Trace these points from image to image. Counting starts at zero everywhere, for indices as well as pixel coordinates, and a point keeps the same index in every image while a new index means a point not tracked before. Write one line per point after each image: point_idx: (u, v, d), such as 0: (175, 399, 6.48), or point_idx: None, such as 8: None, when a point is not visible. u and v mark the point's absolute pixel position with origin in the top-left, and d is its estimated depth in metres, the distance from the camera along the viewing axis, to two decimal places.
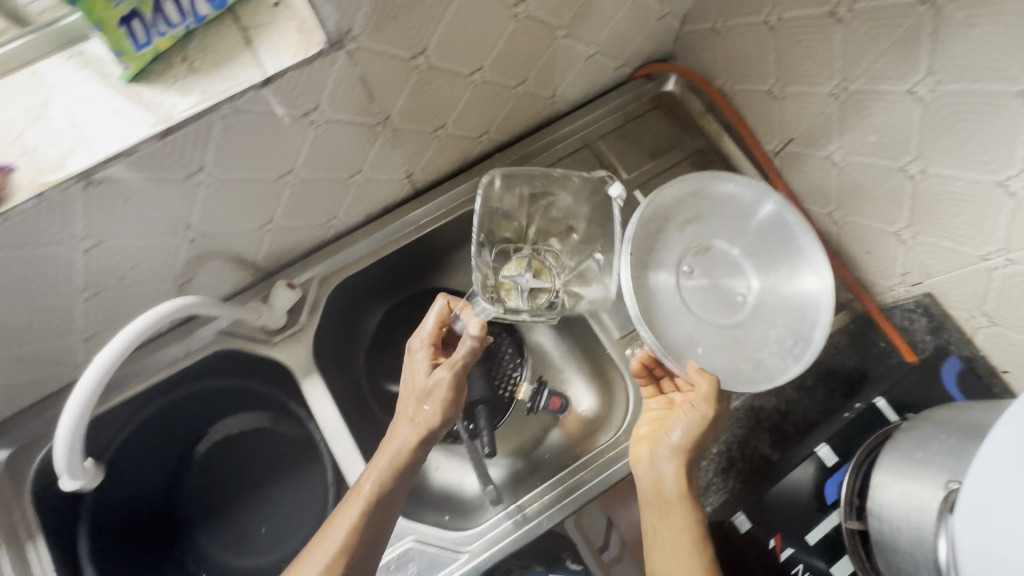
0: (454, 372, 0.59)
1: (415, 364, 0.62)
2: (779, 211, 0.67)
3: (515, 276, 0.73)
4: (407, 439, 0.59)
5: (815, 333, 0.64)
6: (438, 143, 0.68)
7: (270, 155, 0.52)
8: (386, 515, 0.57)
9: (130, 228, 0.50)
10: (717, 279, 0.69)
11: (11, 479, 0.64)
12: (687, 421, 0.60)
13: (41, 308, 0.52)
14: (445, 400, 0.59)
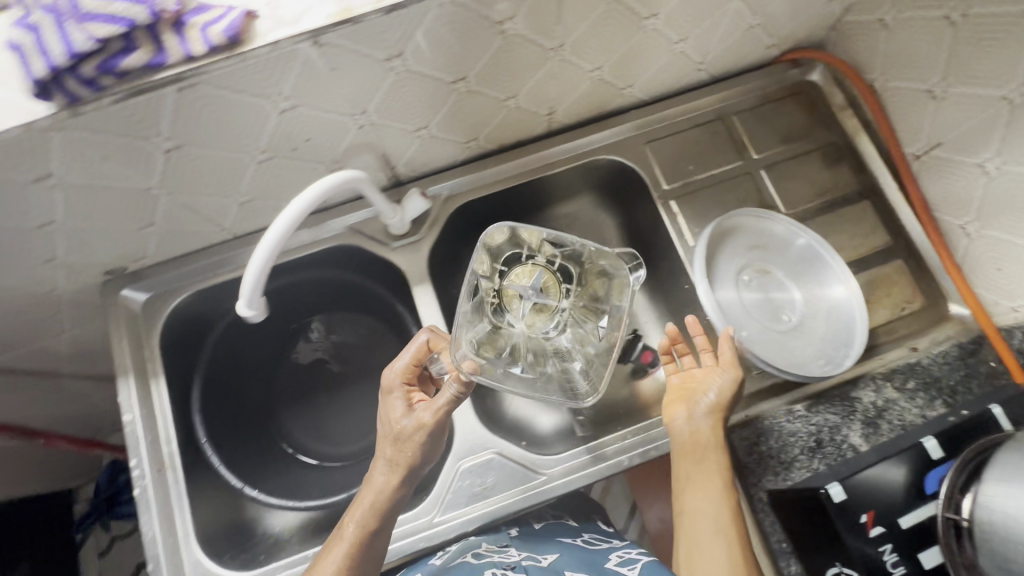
0: (435, 418, 0.59)
1: (394, 405, 0.62)
2: (812, 245, 0.72)
3: (523, 286, 0.66)
4: (388, 480, 0.59)
5: (846, 361, 0.67)
6: (587, 85, 0.70)
7: (456, 57, 0.55)
8: (370, 553, 0.58)
9: (322, 99, 0.54)
10: (768, 293, 0.72)
11: (147, 318, 0.71)
12: (723, 382, 0.63)
13: (223, 162, 0.57)
14: (424, 447, 0.59)
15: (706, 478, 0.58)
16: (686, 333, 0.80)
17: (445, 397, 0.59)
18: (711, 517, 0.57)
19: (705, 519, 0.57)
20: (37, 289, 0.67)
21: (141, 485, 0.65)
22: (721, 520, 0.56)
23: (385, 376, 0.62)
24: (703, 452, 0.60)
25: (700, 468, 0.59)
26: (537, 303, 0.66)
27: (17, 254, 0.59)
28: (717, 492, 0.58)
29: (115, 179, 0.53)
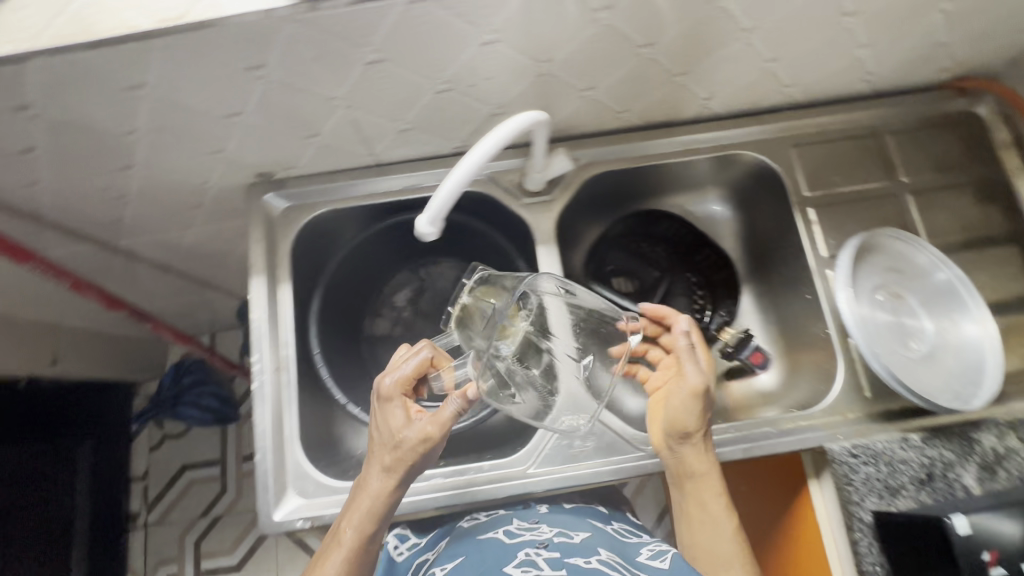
0: (438, 433, 0.57)
1: (391, 415, 0.59)
2: (954, 282, 0.70)
3: (487, 307, 0.67)
4: (384, 486, 0.58)
5: (973, 401, 0.65)
6: (755, 77, 0.69)
7: (656, 20, 0.55)
8: (369, 553, 0.59)
9: (520, 39, 0.54)
10: (901, 319, 0.70)
11: (284, 226, 0.74)
12: (687, 398, 0.62)
13: (405, 86, 0.58)
14: (420, 455, 0.58)
15: (704, 510, 0.63)
16: (792, 343, 0.80)
17: (450, 410, 0.58)
18: (714, 552, 0.62)
19: (710, 555, 0.62)
20: (193, 179, 0.70)
21: (260, 379, 0.68)
22: (723, 555, 0.61)
23: (382, 385, 0.59)
24: (694, 483, 0.63)
25: (697, 504, 0.63)
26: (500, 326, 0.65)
27: (195, 140, 0.62)
28: (715, 526, 0.62)
29: (310, 83, 0.55)
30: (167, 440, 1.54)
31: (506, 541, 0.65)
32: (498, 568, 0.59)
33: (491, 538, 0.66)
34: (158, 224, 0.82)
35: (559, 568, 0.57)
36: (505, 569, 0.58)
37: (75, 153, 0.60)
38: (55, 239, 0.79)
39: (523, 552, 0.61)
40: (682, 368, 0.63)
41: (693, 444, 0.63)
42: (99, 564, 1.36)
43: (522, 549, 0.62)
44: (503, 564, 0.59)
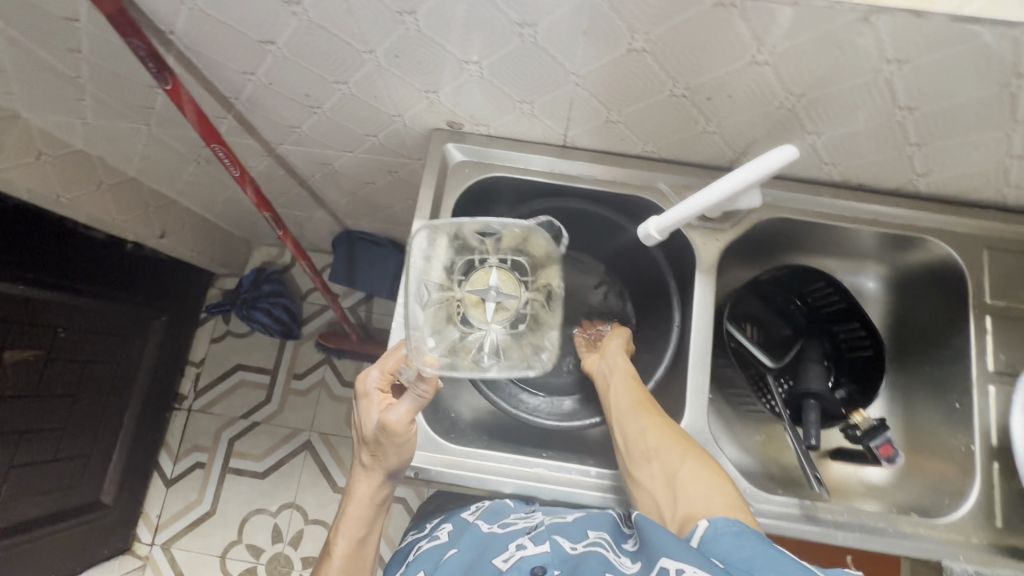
0: (403, 421, 0.64)
1: (365, 409, 0.67)
2: None
3: (484, 292, 0.70)
4: (367, 489, 0.69)
5: None
6: (985, 170, 0.65)
7: (934, 87, 0.52)
8: (362, 553, 0.71)
9: (790, 68, 0.52)
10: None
11: (455, 178, 0.74)
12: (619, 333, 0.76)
13: (647, 81, 0.57)
14: (388, 446, 0.65)
15: (624, 384, 0.69)
16: (917, 445, 0.76)
17: (409, 404, 0.64)
18: (631, 405, 0.66)
19: (627, 410, 0.66)
20: (388, 110, 0.70)
21: (400, 323, 0.71)
22: (635, 407, 0.66)
23: (362, 380, 0.67)
24: (619, 368, 0.71)
25: (618, 378, 0.70)
26: (468, 295, 0.70)
27: (418, 76, 0.62)
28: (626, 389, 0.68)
29: (564, 54, 0.54)
30: (230, 336, 1.59)
31: (498, 531, 0.66)
32: (488, 558, 0.62)
33: (484, 530, 0.67)
34: (327, 141, 0.83)
35: (543, 545, 0.60)
36: (492, 558, 0.61)
37: (306, 56, 0.61)
38: (232, 127, 0.82)
39: (511, 544, 0.62)
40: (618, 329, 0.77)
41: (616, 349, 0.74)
42: (144, 433, 1.43)
43: (512, 540, 0.63)
44: (491, 554, 0.62)
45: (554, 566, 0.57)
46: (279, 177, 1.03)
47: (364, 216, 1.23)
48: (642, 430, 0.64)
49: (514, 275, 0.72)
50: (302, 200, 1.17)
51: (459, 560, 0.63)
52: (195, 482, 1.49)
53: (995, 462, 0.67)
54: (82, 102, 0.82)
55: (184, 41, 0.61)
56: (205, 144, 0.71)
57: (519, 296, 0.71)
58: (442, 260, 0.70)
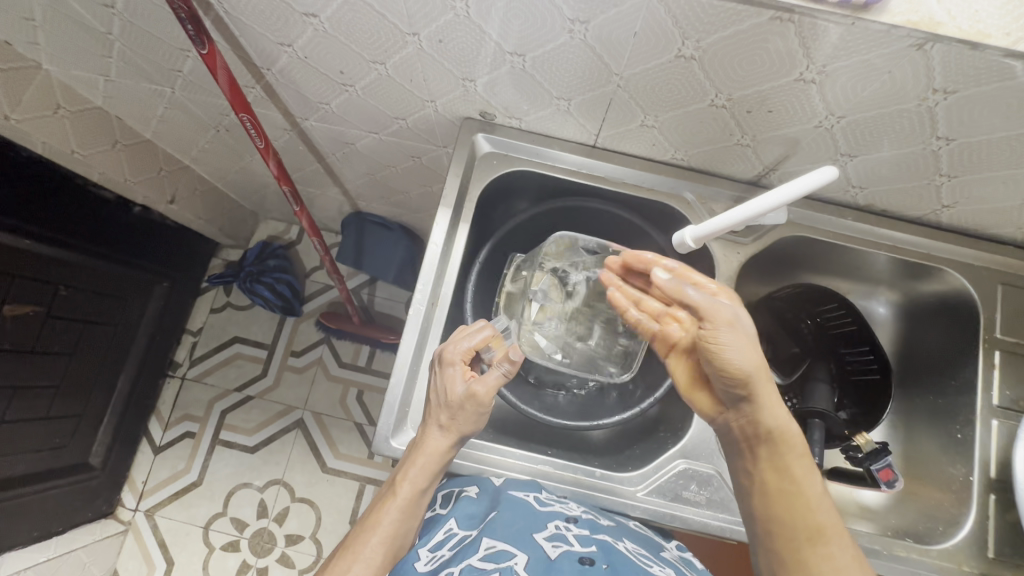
0: (487, 392, 0.63)
1: (450, 377, 0.63)
2: None
3: (532, 289, 0.74)
4: (441, 446, 0.63)
5: None
6: (1010, 207, 0.65)
7: (974, 119, 0.52)
8: (418, 508, 0.65)
9: (835, 87, 0.52)
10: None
11: (482, 170, 0.74)
12: (742, 340, 0.52)
13: (691, 88, 0.56)
14: (472, 415, 0.63)
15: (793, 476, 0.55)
16: (914, 472, 0.77)
17: (495, 375, 0.64)
18: (805, 523, 0.53)
19: (798, 526, 0.53)
20: (422, 95, 0.70)
21: (417, 309, 0.68)
22: (808, 529, 0.53)
23: (448, 350, 0.64)
24: (785, 469, 0.55)
25: (774, 469, 0.55)
26: (521, 292, 0.76)
27: (457, 62, 0.61)
28: (804, 496, 0.54)
29: (612, 54, 0.54)
30: (229, 307, 1.58)
31: (536, 505, 0.62)
32: (528, 532, 0.58)
33: (519, 497, 0.63)
34: (354, 120, 0.82)
35: (589, 544, 0.58)
36: (534, 533, 0.58)
37: (348, 32, 0.60)
38: (259, 97, 0.81)
39: (552, 524, 0.60)
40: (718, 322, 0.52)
41: (750, 400, 0.54)
42: (137, 397, 1.41)
43: (552, 521, 0.60)
44: (533, 528, 0.59)
45: (600, 558, 0.56)
46: (298, 152, 1.02)
47: (377, 198, 1.22)
48: (821, 563, 0.52)
49: (567, 292, 0.76)
50: (317, 177, 1.16)
51: (499, 521, 0.59)
52: (184, 450, 1.48)
53: (991, 494, 0.68)
54: (109, 57, 0.81)
55: (223, 6, 0.61)
56: (234, 113, 0.70)
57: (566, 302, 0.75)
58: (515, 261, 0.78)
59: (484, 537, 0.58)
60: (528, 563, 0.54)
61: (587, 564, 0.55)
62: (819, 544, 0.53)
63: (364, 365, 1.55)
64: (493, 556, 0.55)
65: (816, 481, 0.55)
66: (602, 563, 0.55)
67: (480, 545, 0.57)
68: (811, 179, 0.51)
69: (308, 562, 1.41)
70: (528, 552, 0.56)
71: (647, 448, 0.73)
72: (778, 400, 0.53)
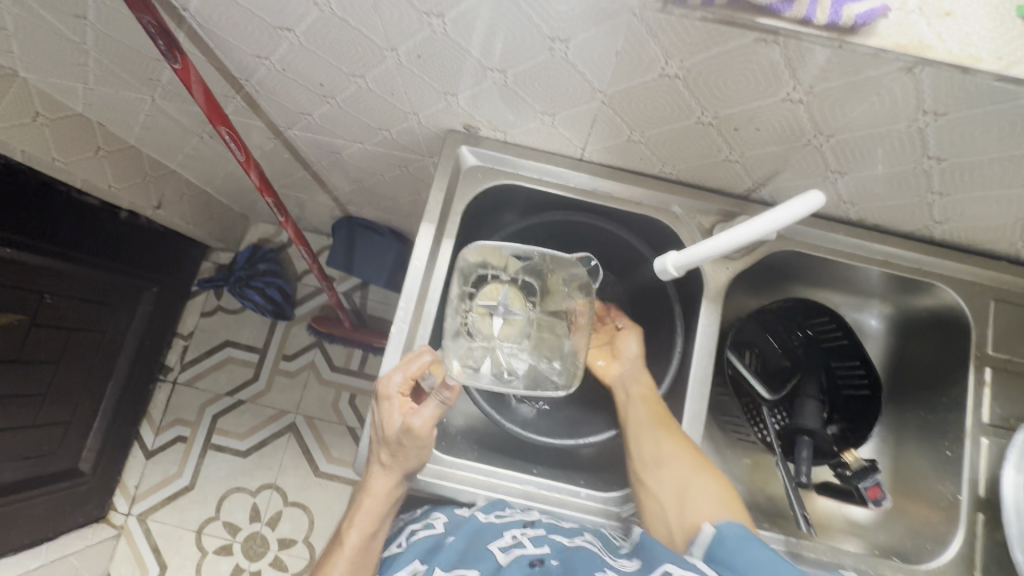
0: (422, 425, 0.62)
1: (386, 411, 0.64)
2: None
3: (491, 304, 0.72)
4: (384, 484, 0.65)
5: None
6: (1002, 224, 0.64)
7: (965, 139, 0.51)
8: (370, 554, 0.66)
9: (823, 106, 0.51)
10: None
11: (467, 183, 0.72)
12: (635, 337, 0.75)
13: (677, 106, 0.55)
14: (412, 451, 0.63)
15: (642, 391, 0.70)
16: (903, 487, 0.77)
17: (433, 407, 0.63)
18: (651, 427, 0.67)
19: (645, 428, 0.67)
20: (404, 107, 0.68)
21: (399, 326, 0.67)
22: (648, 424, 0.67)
23: (382, 382, 0.65)
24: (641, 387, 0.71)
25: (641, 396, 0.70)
26: (479, 308, 0.72)
27: (437, 76, 0.59)
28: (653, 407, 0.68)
29: (594, 72, 0.52)
30: (221, 311, 1.57)
31: (491, 522, 0.63)
32: (482, 545, 0.60)
33: (477, 519, 0.63)
34: (337, 130, 0.81)
35: (543, 544, 0.60)
36: (488, 544, 0.59)
37: (325, 47, 0.59)
38: (240, 107, 0.79)
39: (508, 533, 0.61)
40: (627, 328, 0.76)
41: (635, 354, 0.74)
42: (128, 403, 1.41)
43: (509, 530, 0.61)
44: (485, 540, 0.60)
45: (551, 557, 0.58)
46: (284, 159, 1.00)
47: (367, 204, 1.21)
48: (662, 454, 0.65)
49: (527, 298, 0.74)
50: (305, 183, 1.14)
51: (451, 549, 0.59)
52: (176, 455, 1.48)
53: (980, 512, 0.67)
54: (86, 66, 0.79)
55: (197, 19, 0.59)
56: (211, 126, 0.69)
57: (528, 310, 0.74)
58: (458, 270, 0.70)
59: (438, 569, 0.58)
60: None
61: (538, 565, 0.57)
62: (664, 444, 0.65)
63: (357, 369, 1.55)
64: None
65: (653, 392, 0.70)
66: (552, 561, 0.57)
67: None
68: (794, 207, 0.51)
69: (301, 565, 1.41)
70: (481, 566, 0.57)
71: None
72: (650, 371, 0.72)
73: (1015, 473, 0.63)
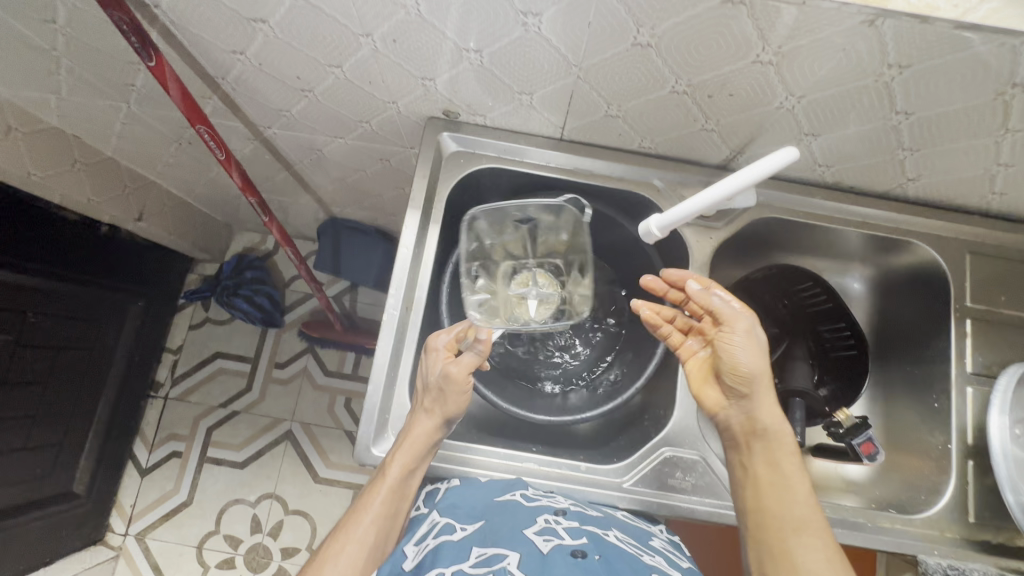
0: (466, 374, 0.64)
1: (432, 360, 0.65)
2: None
3: (524, 289, 0.75)
4: (427, 426, 0.64)
5: None
6: (973, 177, 0.66)
7: (929, 91, 0.53)
8: (405, 493, 0.65)
9: (792, 66, 0.52)
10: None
11: (450, 169, 0.73)
12: (749, 342, 0.60)
13: (652, 76, 0.56)
14: (456, 396, 0.64)
15: (776, 472, 0.59)
16: (896, 443, 0.78)
17: (471, 359, 0.65)
18: (786, 514, 0.57)
19: (780, 518, 0.57)
20: (382, 96, 0.68)
21: (391, 313, 0.67)
22: (792, 518, 0.57)
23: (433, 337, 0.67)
24: (777, 465, 0.59)
25: (767, 463, 0.60)
26: (512, 293, 0.74)
27: (415, 62, 0.60)
28: (788, 486, 0.58)
29: (568, 46, 0.53)
30: (209, 323, 1.55)
31: (522, 501, 0.63)
32: (518, 529, 0.58)
33: (505, 498, 0.62)
34: (316, 125, 0.81)
35: (580, 536, 0.58)
36: (524, 529, 0.58)
37: (300, 38, 0.59)
38: (217, 108, 0.79)
39: (542, 518, 0.60)
40: (735, 327, 0.60)
41: (752, 397, 0.60)
42: (119, 421, 1.38)
43: (541, 514, 0.60)
44: (521, 524, 0.58)
45: (592, 549, 0.56)
46: (264, 161, 1.00)
47: (351, 203, 1.20)
48: (801, 553, 0.55)
49: (548, 279, 0.76)
50: (287, 185, 1.14)
51: (488, 527, 0.59)
52: (172, 471, 1.46)
53: (970, 460, 0.69)
54: (58, 74, 0.78)
55: (170, 16, 0.59)
56: (190, 125, 0.69)
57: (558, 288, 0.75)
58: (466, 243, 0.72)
59: (476, 545, 0.57)
60: (521, 561, 0.54)
61: (580, 557, 0.54)
62: (803, 537, 0.56)
63: (350, 372, 1.54)
64: (484, 562, 0.54)
65: (807, 483, 0.59)
66: (594, 554, 0.55)
67: (471, 552, 0.56)
68: (771, 160, 0.53)
69: None
70: (522, 550, 0.55)
71: (632, 437, 0.73)
72: (775, 401, 0.60)
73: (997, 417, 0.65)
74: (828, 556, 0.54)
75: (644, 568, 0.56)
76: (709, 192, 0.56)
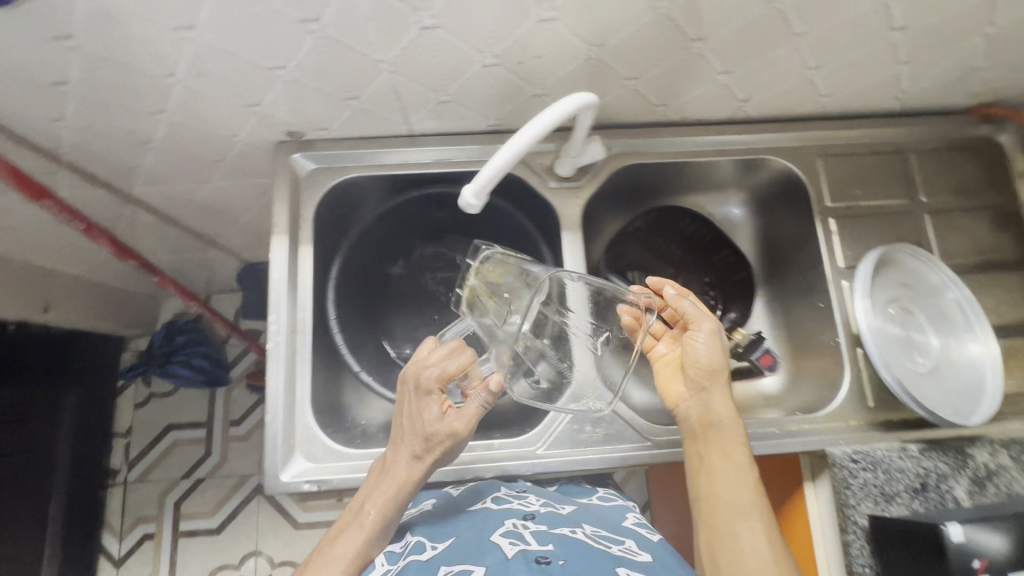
0: (466, 426, 0.60)
1: (427, 405, 0.60)
2: (960, 302, 0.72)
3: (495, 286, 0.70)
4: (410, 472, 0.60)
5: (972, 419, 0.66)
6: (795, 84, 0.69)
7: (711, 12, 0.56)
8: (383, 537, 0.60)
9: (578, 16, 0.54)
10: (908, 333, 0.72)
11: (309, 186, 0.73)
12: (710, 340, 0.61)
13: (458, 54, 0.58)
14: (449, 445, 0.60)
15: (721, 459, 0.59)
16: (800, 349, 0.81)
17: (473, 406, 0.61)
18: (734, 501, 0.57)
19: (727, 504, 0.57)
20: (222, 131, 0.68)
21: (275, 339, 0.68)
22: (740, 502, 0.57)
23: (425, 375, 0.61)
24: (729, 453, 0.59)
25: (721, 452, 0.59)
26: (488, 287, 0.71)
27: (232, 90, 0.60)
28: (738, 473, 0.58)
29: (364, 42, 0.55)
30: (154, 398, 1.52)
31: (491, 508, 0.63)
32: (484, 539, 0.56)
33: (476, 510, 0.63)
34: (176, 175, 0.80)
35: (547, 542, 0.55)
36: (490, 536, 0.57)
37: (110, 92, 0.59)
38: (71, 180, 0.77)
39: (509, 522, 0.59)
40: (702, 326, 0.62)
41: (713, 391, 0.62)
42: (79, 517, 1.34)
43: (509, 520, 0.59)
44: (488, 533, 0.57)
45: (557, 555, 0.52)
46: (150, 224, 0.98)
47: (259, 245, 1.20)
48: (746, 535, 0.55)
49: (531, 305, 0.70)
50: (187, 243, 1.12)
51: (457, 550, 0.56)
52: (147, 555, 1.42)
53: (857, 347, 0.72)
54: None
55: None
56: (34, 202, 0.68)
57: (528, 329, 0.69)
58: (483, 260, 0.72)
59: (442, 565, 0.54)
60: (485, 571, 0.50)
61: (544, 562, 0.50)
62: (748, 520, 0.56)
63: None
64: None
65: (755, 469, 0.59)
66: (559, 560, 0.51)
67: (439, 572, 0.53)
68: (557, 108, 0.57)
69: None
70: (488, 561, 0.52)
71: None
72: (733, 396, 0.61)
73: (859, 300, 0.68)
74: (770, 539, 0.54)
75: (609, 564, 0.51)
76: (512, 143, 0.57)
